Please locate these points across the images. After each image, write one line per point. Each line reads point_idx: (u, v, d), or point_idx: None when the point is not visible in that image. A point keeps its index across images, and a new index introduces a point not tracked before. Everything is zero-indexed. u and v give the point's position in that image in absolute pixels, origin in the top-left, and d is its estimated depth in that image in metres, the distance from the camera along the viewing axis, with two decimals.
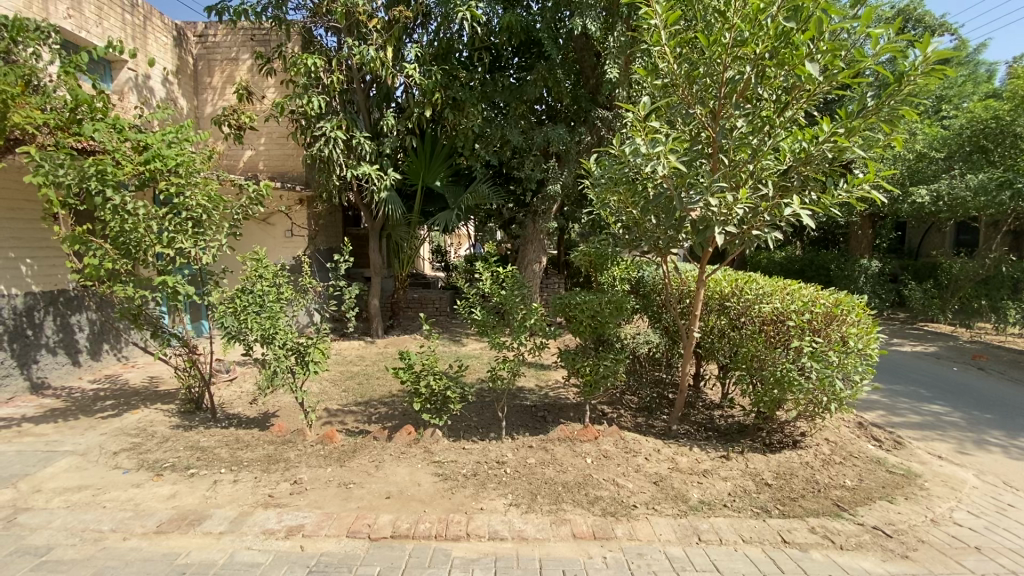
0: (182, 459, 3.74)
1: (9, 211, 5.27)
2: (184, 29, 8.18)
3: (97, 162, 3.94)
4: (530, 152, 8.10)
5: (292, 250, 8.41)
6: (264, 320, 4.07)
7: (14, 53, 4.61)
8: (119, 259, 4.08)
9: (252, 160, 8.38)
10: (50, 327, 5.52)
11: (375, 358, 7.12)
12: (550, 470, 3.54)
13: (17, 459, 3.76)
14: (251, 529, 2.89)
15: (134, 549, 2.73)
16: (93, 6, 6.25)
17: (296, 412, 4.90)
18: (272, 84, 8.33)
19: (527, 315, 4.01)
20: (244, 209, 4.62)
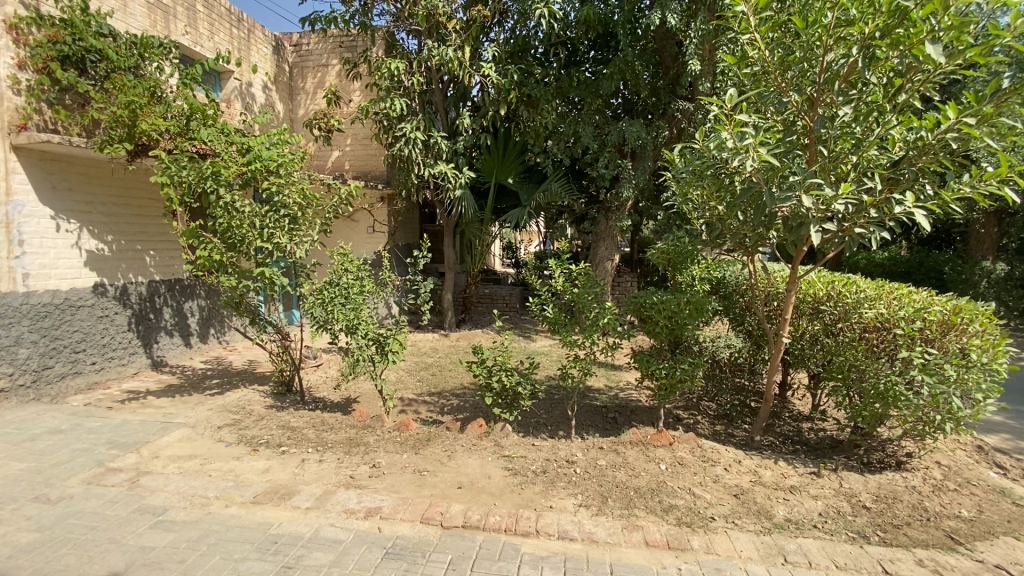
0: (275, 437, 4.06)
1: (138, 208, 5.97)
2: (282, 39, 8.82)
3: (212, 164, 4.36)
4: (604, 149, 7.90)
5: (373, 245, 8.86)
6: (349, 311, 4.32)
7: (143, 68, 5.25)
8: (225, 251, 4.48)
9: (339, 160, 8.89)
10: (168, 312, 6.24)
11: (448, 351, 7.32)
12: (621, 474, 3.45)
13: (141, 427, 4.27)
14: (335, 507, 3.07)
15: (234, 516, 2.98)
16: (206, 22, 6.92)
17: (375, 399, 5.17)
18: (358, 87, 8.81)
19: (600, 315, 3.89)
20: (337, 209, 4.94)
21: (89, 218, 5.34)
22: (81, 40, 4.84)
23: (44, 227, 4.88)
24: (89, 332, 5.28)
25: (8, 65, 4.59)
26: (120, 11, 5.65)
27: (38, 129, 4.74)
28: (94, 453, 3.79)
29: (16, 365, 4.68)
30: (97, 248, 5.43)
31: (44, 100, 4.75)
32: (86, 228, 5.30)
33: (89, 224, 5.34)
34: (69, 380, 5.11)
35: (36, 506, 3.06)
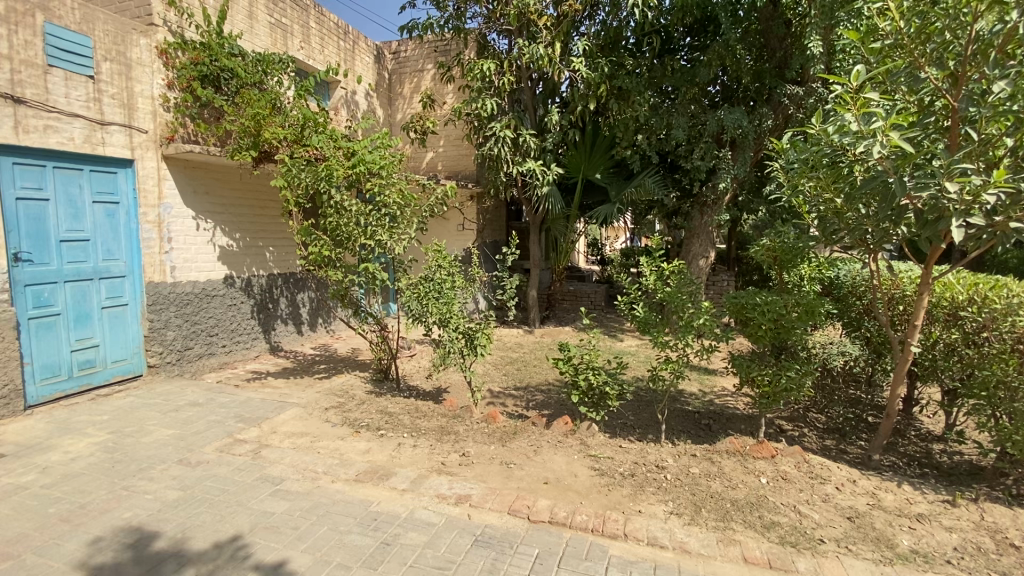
0: (375, 421, 4.35)
1: (261, 209, 6.66)
2: (382, 48, 9.37)
3: (325, 166, 4.74)
4: (701, 139, 7.49)
5: (463, 242, 9.18)
6: (442, 305, 4.52)
7: (267, 82, 5.84)
8: (333, 246, 4.87)
9: (432, 161, 9.29)
10: (284, 302, 6.95)
11: (533, 347, 7.39)
12: (716, 484, 3.27)
13: (261, 405, 4.78)
14: (428, 491, 3.22)
15: (339, 491, 3.23)
16: (317, 37, 7.54)
17: (464, 390, 5.35)
18: (451, 90, 9.13)
19: (695, 315, 3.70)
20: (432, 208, 5.22)
21: (222, 219, 6.07)
22: (216, 61, 5.47)
23: (187, 227, 5.63)
24: (220, 319, 6.01)
25: (160, 86, 5.31)
26: (247, 32, 6.32)
27: (183, 141, 5.46)
28: (224, 425, 4.29)
29: (165, 345, 5.44)
30: (228, 245, 6.15)
31: (187, 115, 5.45)
32: (219, 227, 6.02)
33: (222, 224, 6.07)
34: (205, 359, 5.84)
35: (180, 468, 3.53)
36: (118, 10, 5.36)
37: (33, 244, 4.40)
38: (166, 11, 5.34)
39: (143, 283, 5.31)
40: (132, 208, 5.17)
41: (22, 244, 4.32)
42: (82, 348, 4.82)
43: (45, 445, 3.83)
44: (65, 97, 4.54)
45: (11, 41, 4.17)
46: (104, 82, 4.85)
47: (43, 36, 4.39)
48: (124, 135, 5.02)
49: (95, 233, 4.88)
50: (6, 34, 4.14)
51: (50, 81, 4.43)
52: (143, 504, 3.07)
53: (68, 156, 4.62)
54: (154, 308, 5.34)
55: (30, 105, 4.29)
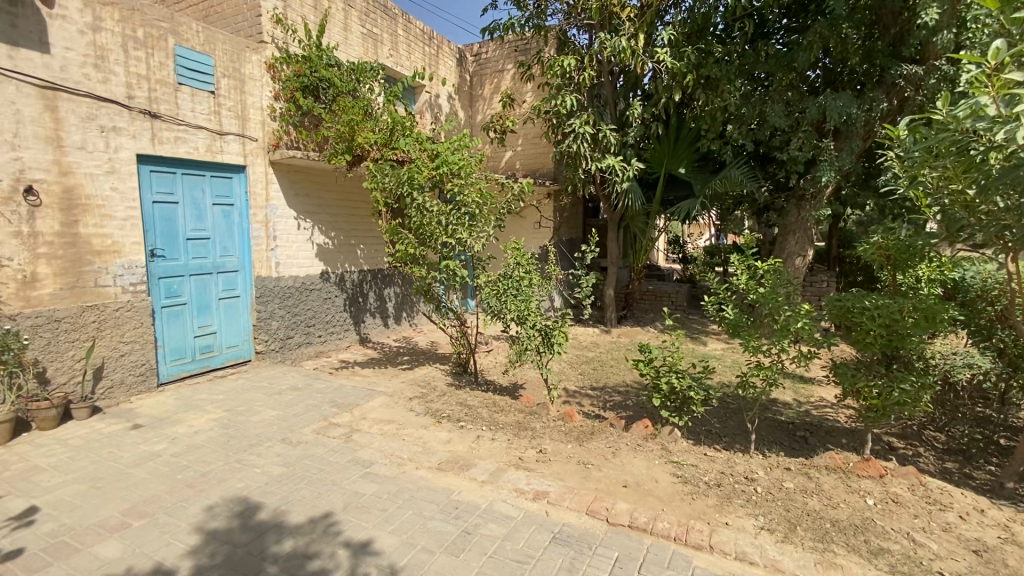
0: (455, 412, 4.50)
1: (354, 210, 7.10)
2: (465, 51, 9.61)
3: (409, 169, 4.96)
4: (798, 129, 6.94)
5: (540, 240, 9.21)
6: (520, 302, 4.56)
7: (360, 90, 6.21)
8: (417, 245, 5.07)
9: (511, 160, 9.40)
10: (372, 296, 7.39)
11: (610, 347, 7.25)
12: (814, 502, 3.03)
13: (352, 391, 5.11)
14: (506, 484, 3.27)
15: (422, 478, 3.38)
16: (405, 45, 7.89)
17: (541, 387, 5.38)
18: (530, 88, 9.17)
19: (792, 318, 3.43)
20: (509, 206, 5.24)
21: (319, 219, 6.55)
22: (316, 72, 5.88)
23: (290, 226, 6.14)
24: (317, 311, 6.52)
25: (268, 98, 5.84)
26: (343, 44, 6.75)
27: (287, 147, 5.96)
28: (320, 409, 4.65)
29: (270, 333, 5.98)
30: (324, 243, 6.63)
31: (290, 123, 5.94)
32: (317, 227, 6.50)
33: (319, 224, 6.54)
34: (303, 348, 6.36)
35: (283, 446, 3.87)
36: (233, 30, 5.92)
37: (166, 241, 5.02)
38: (274, 29, 5.84)
39: (252, 277, 5.87)
40: (244, 209, 5.73)
41: (156, 242, 4.94)
42: (203, 334, 5.43)
43: (173, 419, 4.36)
44: (191, 112, 5.12)
45: (149, 63, 4.76)
46: (222, 96, 5.41)
47: (174, 58, 4.98)
48: (239, 143, 5.58)
49: (214, 232, 5.45)
50: (145, 57, 4.74)
51: (179, 97, 5.02)
52: (253, 476, 3.41)
53: (193, 163, 5.20)
54: (262, 300, 5.90)
55: (164, 119, 4.89)
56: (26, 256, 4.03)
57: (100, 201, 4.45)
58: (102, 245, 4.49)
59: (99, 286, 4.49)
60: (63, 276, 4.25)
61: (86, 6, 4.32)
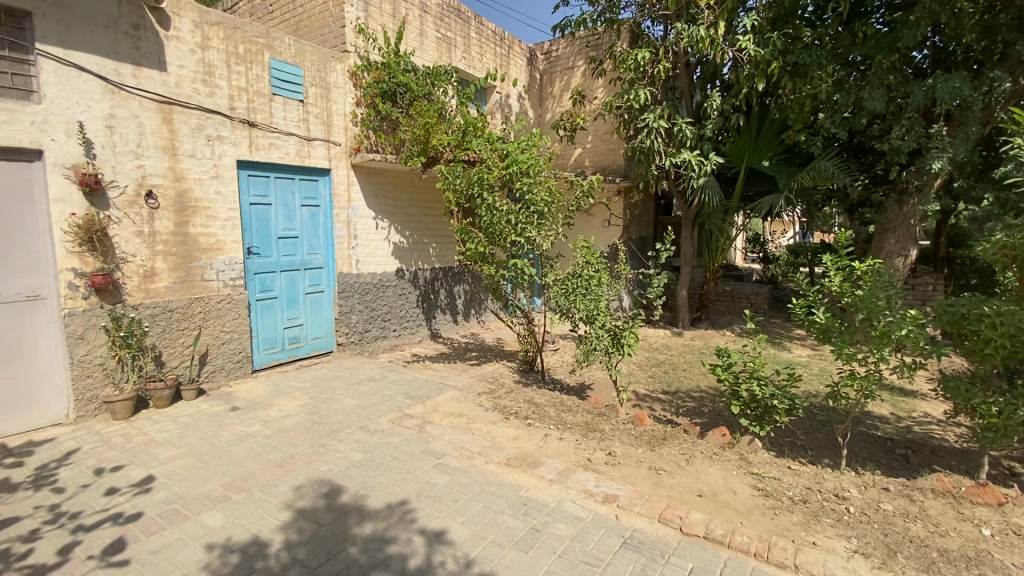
0: (523, 409, 4.53)
1: (428, 211, 7.34)
2: (535, 50, 9.62)
3: (480, 171, 5.06)
4: (901, 116, 6.31)
5: (609, 238, 9.06)
6: (589, 302, 4.50)
7: (434, 93, 6.42)
8: (486, 243, 5.15)
9: (580, 157, 9.30)
10: (443, 293, 7.62)
11: (682, 350, 6.98)
12: (917, 527, 2.75)
13: (424, 385, 5.30)
14: (575, 485, 3.25)
15: (492, 472, 3.44)
16: (477, 47, 8.04)
17: (610, 388, 5.29)
18: (602, 84, 9.02)
19: (895, 325, 3.11)
20: (578, 203, 5.17)
21: (396, 220, 6.84)
22: (393, 78, 6.12)
23: (368, 225, 6.46)
24: (392, 306, 6.81)
25: (351, 104, 6.18)
26: (419, 49, 6.99)
27: (367, 151, 6.27)
28: (394, 400, 4.85)
29: (350, 327, 6.34)
30: (400, 241, 6.90)
31: (370, 128, 6.25)
32: (393, 226, 6.79)
33: (394, 223, 6.82)
34: (379, 341, 6.67)
35: (362, 434, 4.09)
36: (320, 41, 6.30)
37: (260, 240, 5.45)
38: (356, 39, 6.17)
39: (335, 274, 6.24)
40: (328, 210, 6.10)
41: (252, 240, 5.38)
42: (291, 326, 5.85)
43: (265, 403, 4.74)
44: (283, 120, 5.52)
45: (248, 77, 5.19)
46: (310, 104, 5.79)
47: (269, 70, 5.39)
48: (324, 148, 5.94)
49: (302, 232, 5.85)
50: (244, 71, 5.17)
51: (273, 106, 5.43)
52: (335, 460, 3.63)
53: (284, 168, 5.60)
54: (343, 295, 6.26)
55: (261, 128, 5.31)
56: (147, 253, 4.54)
57: (207, 203, 4.92)
58: (208, 243, 4.97)
59: (205, 281, 4.97)
60: (176, 271, 4.75)
61: (197, 27, 4.79)
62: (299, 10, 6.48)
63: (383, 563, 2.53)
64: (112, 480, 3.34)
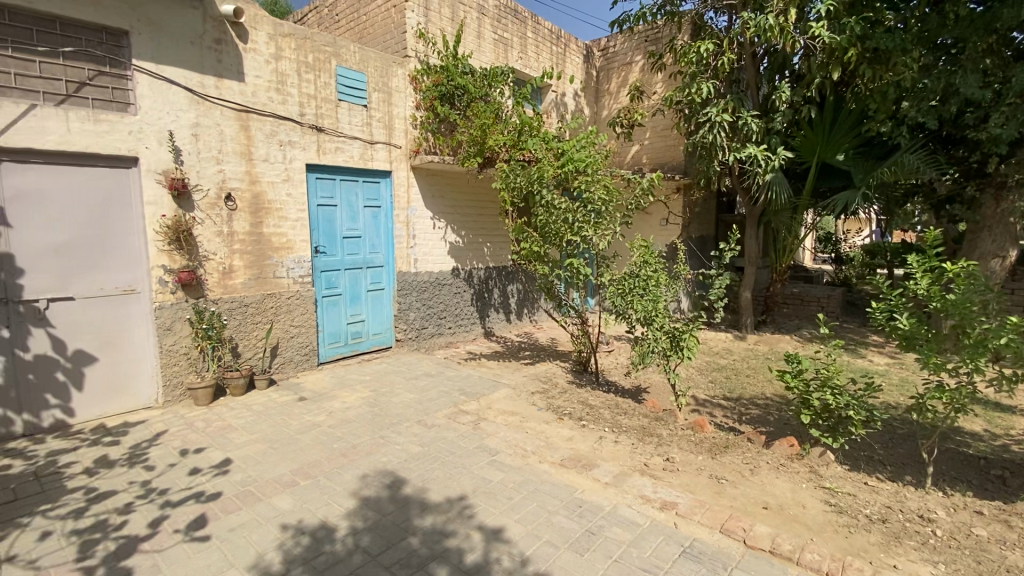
0: (577, 410, 4.49)
1: (484, 211, 7.42)
2: (592, 47, 9.50)
3: (537, 169, 5.05)
4: (1000, 103, 5.73)
5: (667, 237, 8.81)
6: (648, 303, 4.38)
7: (491, 94, 6.49)
8: (541, 243, 5.14)
9: (638, 154, 9.10)
10: (497, 292, 7.70)
11: (745, 354, 6.67)
12: (1018, 557, 2.48)
13: (478, 382, 5.37)
14: (631, 490, 3.18)
15: (546, 472, 3.43)
16: (533, 46, 8.04)
17: (667, 392, 5.15)
18: (661, 79, 8.78)
19: (992, 333, 2.83)
20: (637, 201, 5.03)
21: (453, 220, 6.97)
22: (452, 80, 6.23)
23: (426, 225, 6.62)
24: (448, 304, 6.96)
25: (411, 107, 6.36)
26: (476, 51, 7.08)
27: (426, 152, 6.43)
28: (450, 396, 4.96)
29: (408, 323, 6.53)
30: (456, 241, 7.03)
31: (429, 130, 6.40)
32: (450, 226, 6.92)
33: (451, 223, 6.95)
34: (435, 338, 6.83)
35: (419, 428, 4.21)
36: (382, 47, 6.52)
37: (326, 240, 5.72)
38: (417, 44, 6.34)
39: (394, 273, 6.44)
40: (389, 211, 6.31)
41: (319, 240, 5.65)
42: (354, 322, 6.10)
43: (330, 395, 4.98)
44: (348, 124, 5.77)
45: (316, 84, 5.46)
46: (373, 109, 6.01)
47: (336, 77, 5.64)
48: (386, 151, 6.16)
49: (365, 232, 6.08)
50: (313, 79, 5.44)
51: (339, 112, 5.68)
52: (394, 452, 3.75)
53: (348, 170, 5.85)
54: (402, 293, 6.46)
55: (328, 132, 5.58)
56: (227, 251, 4.89)
57: (279, 205, 5.23)
58: (280, 242, 5.27)
59: (276, 278, 5.28)
60: (251, 268, 5.08)
61: (271, 39, 5.09)
62: (363, 19, 6.74)
63: (441, 556, 2.59)
64: (195, 460, 3.62)
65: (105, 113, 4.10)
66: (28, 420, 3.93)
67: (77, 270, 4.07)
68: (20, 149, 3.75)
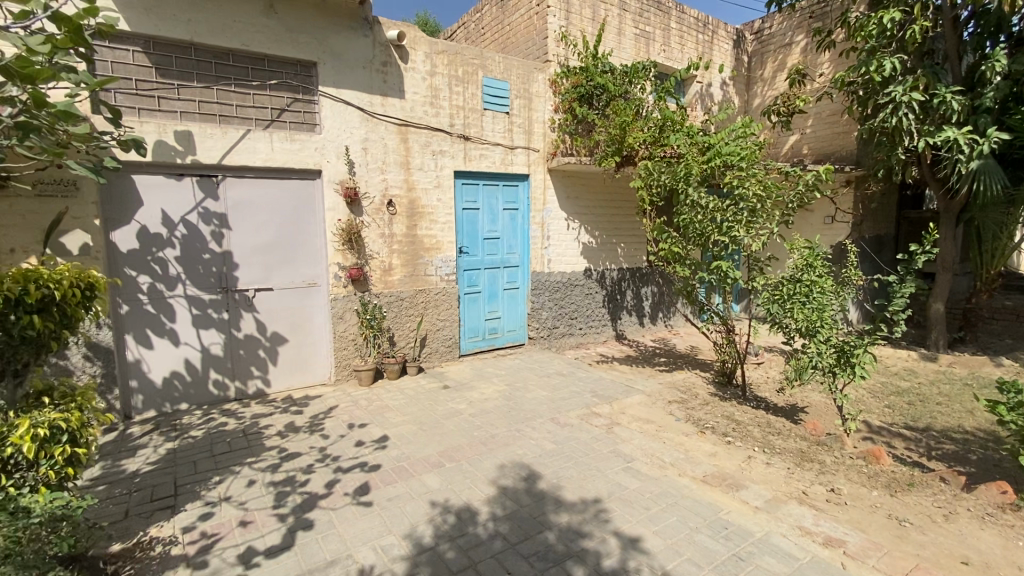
0: (721, 425, 4.19)
1: (620, 212, 7.27)
2: (743, 30, 8.75)
3: (683, 166, 4.75)
4: None
5: (831, 237, 7.79)
6: (811, 312, 3.92)
7: (632, 91, 6.33)
8: (684, 244, 4.87)
9: (796, 145, 8.17)
10: (631, 294, 7.51)
11: (935, 377, 5.61)
12: None
13: (612, 386, 5.29)
14: (787, 519, 2.88)
15: (687, 486, 3.26)
16: (678, 37, 7.66)
17: (829, 414, 4.55)
18: (828, 58, 7.77)
19: None
20: (801, 197, 4.51)
21: (587, 220, 6.95)
22: (592, 80, 6.18)
23: (561, 226, 6.69)
24: (580, 305, 6.97)
25: (549, 110, 6.49)
26: (617, 49, 6.97)
27: (563, 154, 6.51)
28: (582, 397, 4.97)
29: (541, 322, 6.69)
30: (590, 241, 6.99)
31: (568, 132, 6.47)
32: (584, 227, 6.91)
33: (585, 223, 6.93)
34: (567, 338, 6.89)
35: (553, 426, 4.28)
36: (524, 54, 6.75)
37: (469, 240, 6.10)
38: (558, 47, 6.43)
39: (529, 272, 6.65)
40: (526, 212, 6.51)
41: (462, 240, 6.05)
42: (491, 319, 6.42)
43: (470, 386, 5.31)
44: (491, 131, 6.08)
45: (465, 95, 5.85)
46: (515, 115, 6.25)
47: (482, 88, 5.97)
48: (525, 154, 6.37)
49: (503, 233, 6.37)
50: (462, 91, 5.83)
51: (483, 120, 6.02)
52: (530, 447, 3.87)
53: (490, 175, 6.16)
54: (536, 292, 6.63)
55: (473, 140, 5.94)
56: (387, 251, 5.47)
57: (430, 210, 5.71)
58: (430, 243, 5.76)
59: (427, 275, 5.77)
60: (406, 266, 5.62)
61: (427, 57, 5.56)
62: (507, 29, 7.05)
63: (578, 555, 2.61)
64: (359, 434, 4.13)
65: (298, 133, 4.86)
66: (239, 386, 4.83)
67: (276, 265, 4.90)
68: (239, 166, 4.61)
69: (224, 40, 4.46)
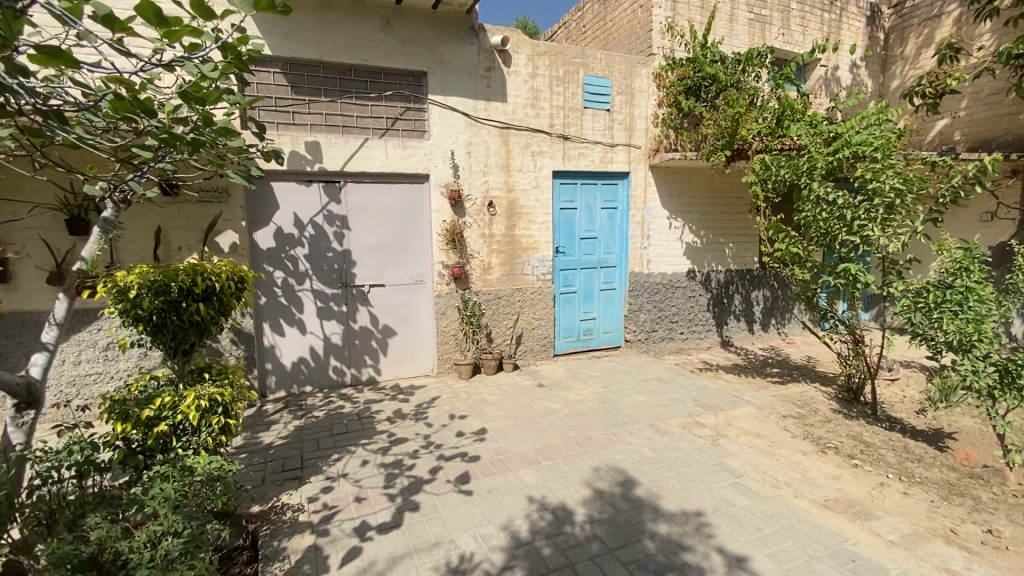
0: (846, 445, 3.78)
1: (728, 208, 6.83)
2: (880, 4, 7.79)
3: (805, 159, 4.34)
4: None
5: (992, 237, 6.68)
6: (965, 324, 3.38)
7: (744, 79, 5.91)
8: (804, 244, 4.44)
9: (946, 131, 7.11)
10: (738, 298, 7.03)
11: None
12: None
13: (717, 395, 5.00)
14: (931, 559, 2.52)
15: (804, 509, 2.99)
16: (799, 18, 7.01)
17: (985, 443, 3.92)
18: (989, 28, 6.66)
19: None
20: (954, 191, 3.89)
21: (691, 218, 6.62)
22: (700, 71, 5.86)
23: (662, 225, 6.43)
24: (681, 308, 6.66)
25: (653, 106, 6.29)
26: (728, 36, 6.55)
27: (666, 150, 6.27)
28: (684, 404, 4.75)
29: (639, 325, 6.51)
30: (694, 241, 6.65)
31: (672, 126, 6.22)
32: (687, 226, 6.59)
33: (689, 222, 6.61)
34: (666, 342, 6.62)
35: (653, 432, 4.15)
36: (627, 50, 6.59)
37: (566, 240, 6.10)
38: (663, 39, 6.19)
39: (627, 273, 6.50)
40: (625, 212, 6.37)
41: (560, 240, 6.07)
42: (587, 319, 6.38)
43: (566, 386, 5.31)
44: (592, 130, 6.02)
45: (566, 95, 5.86)
46: (616, 112, 6.13)
47: (583, 87, 5.94)
48: (625, 152, 6.23)
49: (601, 233, 6.29)
50: (563, 91, 5.84)
51: (584, 119, 5.98)
52: (628, 452, 3.79)
53: (589, 174, 6.11)
54: (634, 293, 6.46)
55: (573, 139, 5.93)
56: (487, 251, 5.65)
57: (529, 210, 5.80)
58: (528, 243, 5.85)
59: (524, 275, 5.87)
60: (505, 266, 5.76)
61: (530, 59, 5.64)
62: (610, 25, 6.93)
63: (680, 569, 2.51)
64: (459, 425, 4.32)
65: (410, 140, 5.20)
66: (354, 373, 5.28)
67: (387, 263, 5.28)
68: (358, 172, 5.03)
69: (347, 57, 4.88)
